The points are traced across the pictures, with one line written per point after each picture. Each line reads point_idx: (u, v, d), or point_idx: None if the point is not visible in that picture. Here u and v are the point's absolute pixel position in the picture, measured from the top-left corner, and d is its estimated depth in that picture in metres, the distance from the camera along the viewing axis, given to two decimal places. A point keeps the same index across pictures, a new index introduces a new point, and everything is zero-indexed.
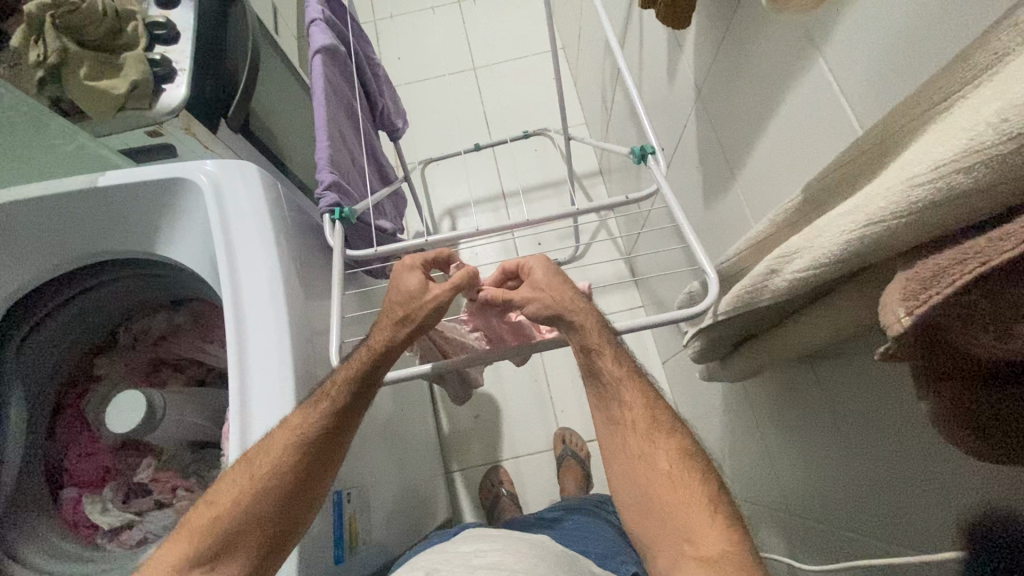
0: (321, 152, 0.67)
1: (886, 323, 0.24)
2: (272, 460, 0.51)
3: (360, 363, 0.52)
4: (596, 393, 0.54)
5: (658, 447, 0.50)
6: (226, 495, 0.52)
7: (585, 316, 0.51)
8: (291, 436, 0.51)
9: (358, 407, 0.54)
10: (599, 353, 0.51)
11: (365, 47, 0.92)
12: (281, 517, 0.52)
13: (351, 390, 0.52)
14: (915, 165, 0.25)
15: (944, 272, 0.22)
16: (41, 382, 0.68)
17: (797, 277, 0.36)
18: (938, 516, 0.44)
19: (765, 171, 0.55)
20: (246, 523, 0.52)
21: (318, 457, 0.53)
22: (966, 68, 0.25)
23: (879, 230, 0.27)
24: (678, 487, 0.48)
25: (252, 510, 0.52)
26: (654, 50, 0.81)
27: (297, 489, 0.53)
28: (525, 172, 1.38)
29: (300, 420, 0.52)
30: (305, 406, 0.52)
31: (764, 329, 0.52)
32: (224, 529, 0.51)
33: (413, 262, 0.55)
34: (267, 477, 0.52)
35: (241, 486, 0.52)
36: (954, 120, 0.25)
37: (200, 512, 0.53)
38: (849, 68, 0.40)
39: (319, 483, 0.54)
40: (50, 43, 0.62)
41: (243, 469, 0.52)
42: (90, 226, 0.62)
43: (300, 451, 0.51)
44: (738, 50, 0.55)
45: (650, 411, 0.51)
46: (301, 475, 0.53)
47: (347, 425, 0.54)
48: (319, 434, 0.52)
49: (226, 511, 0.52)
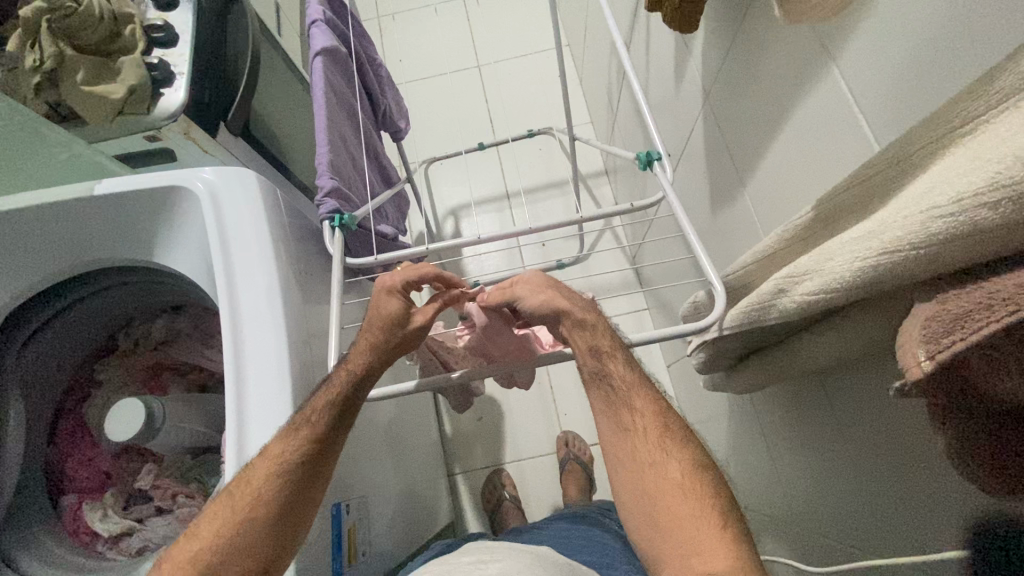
0: (321, 157, 0.66)
1: (907, 366, 0.24)
2: (254, 490, 0.50)
3: (341, 387, 0.51)
4: (601, 396, 0.50)
5: (671, 463, 0.47)
6: (208, 528, 0.50)
7: (597, 316, 0.51)
8: (273, 465, 0.50)
9: (342, 430, 0.52)
10: (610, 357, 0.50)
11: (367, 47, 0.90)
12: (267, 550, 0.49)
13: (331, 415, 0.51)
14: (934, 194, 0.24)
15: (968, 318, 0.21)
16: (39, 390, 0.67)
17: (806, 300, 0.34)
18: (941, 530, 0.43)
19: (776, 181, 0.53)
20: (228, 558, 0.49)
21: (303, 484, 0.51)
22: (990, 92, 0.24)
23: (895, 260, 0.26)
24: (691, 499, 0.45)
25: (238, 541, 0.49)
26: (661, 54, 0.80)
27: (282, 518, 0.51)
28: (530, 172, 1.37)
29: (280, 449, 0.50)
30: (284, 432, 0.50)
31: (772, 344, 0.50)
32: (204, 566, 0.48)
33: (394, 285, 0.54)
34: (250, 508, 0.50)
35: (225, 517, 0.50)
36: (982, 146, 0.23)
37: (179, 551, 0.50)
38: (867, 81, 0.38)
39: (306, 511, 0.52)
40: (46, 48, 0.62)
41: (226, 499, 0.51)
42: (87, 233, 0.62)
43: (284, 479, 0.50)
44: (749, 55, 0.53)
45: (661, 416, 0.49)
46: (286, 503, 0.51)
47: (330, 451, 0.52)
48: (302, 460, 0.50)
49: (207, 546, 0.49)
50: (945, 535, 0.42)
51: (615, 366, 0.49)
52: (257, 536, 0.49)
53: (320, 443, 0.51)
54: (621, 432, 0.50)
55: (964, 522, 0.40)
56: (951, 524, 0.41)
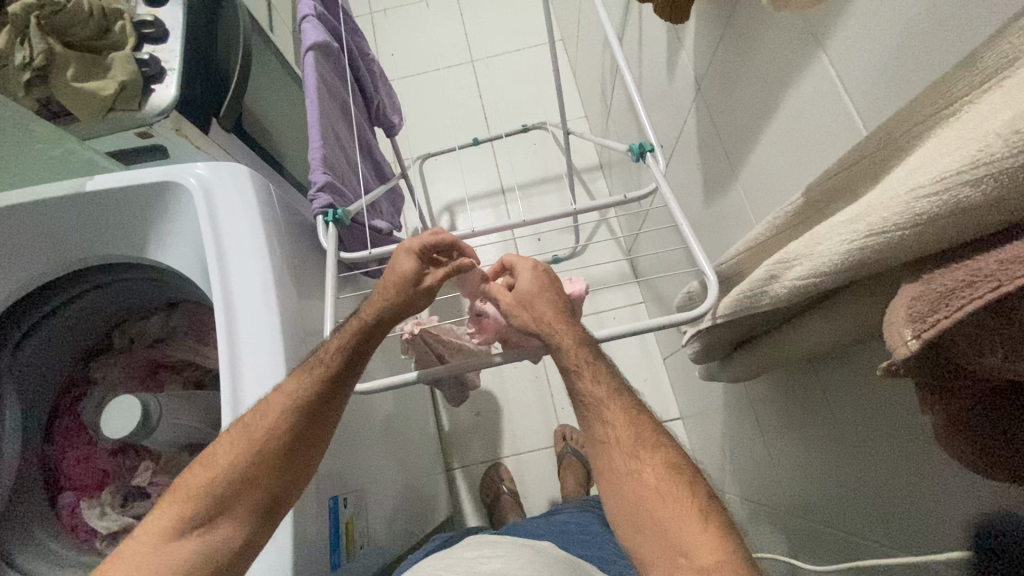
0: (314, 151, 0.66)
1: (892, 345, 0.24)
2: (267, 424, 0.51)
3: (352, 332, 0.52)
4: (578, 411, 0.51)
5: (645, 464, 0.47)
6: (223, 454, 0.53)
7: (568, 334, 0.50)
8: (286, 401, 0.52)
9: (352, 374, 0.54)
10: (579, 371, 0.49)
11: (360, 42, 0.90)
12: (276, 480, 0.53)
13: (341, 360, 0.52)
14: (918, 175, 0.24)
15: (953, 295, 0.22)
16: (34, 387, 0.67)
17: (796, 285, 0.34)
18: (943, 525, 0.42)
19: (768, 169, 0.53)
20: (243, 483, 0.53)
21: (314, 422, 0.53)
22: (974, 72, 0.24)
23: (881, 242, 0.26)
24: (670, 500, 0.45)
25: (251, 467, 0.53)
26: (654, 45, 0.80)
27: (292, 452, 0.53)
28: (524, 168, 1.37)
29: (294, 386, 0.52)
30: (296, 373, 0.52)
31: (766, 331, 0.50)
32: (222, 490, 0.53)
33: (412, 245, 0.53)
34: (263, 438, 0.52)
35: (240, 446, 0.52)
36: (965, 125, 0.23)
37: (199, 472, 0.54)
38: (855, 66, 0.38)
39: (314, 449, 0.54)
40: (35, 44, 0.61)
41: (239, 433, 0.52)
42: (81, 230, 0.62)
43: (295, 415, 0.52)
44: (739, 44, 0.54)
45: (633, 425, 0.48)
46: (295, 440, 0.53)
47: (341, 393, 0.54)
48: (313, 400, 0.52)
49: (222, 472, 0.53)
50: (950, 532, 0.42)
51: (586, 380, 0.49)
52: (270, 464, 0.53)
53: (328, 388, 0.52)
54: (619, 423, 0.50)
55: (967, 518, 0.40)
56: (954, 521, 0.41)
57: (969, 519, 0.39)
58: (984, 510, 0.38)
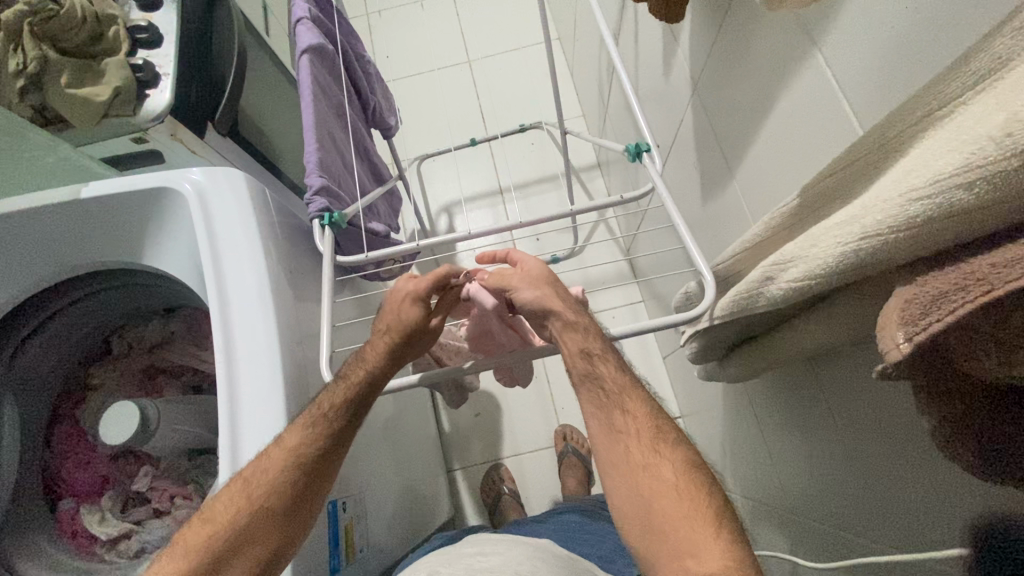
0: (309, 155, 0.65)
1: (885, 348, 0.24)
2: (269, 479, 0.51)
3: (353, 386, 0.52)
4: (593, 397, 0.50)
5: (663, 458, 0.47)
6: (221, 513, 0.51)
7: (587, 318, 0.51)
8: (289, 454, 0.51)
9: (351, 428, 0.54)
10: (602, 359, 0.49)
11: (355, 43, 0.90)
12: (274, 537, 0.51)
13: (344, 412, 0.53)
14: (912, 176, 0.24)
15: (943, 299, 0.22)
16: (34, 393, 0.67)
17: (791, 287, 0.34)
18: (936, 528, 0.43)
19: (766, 168, 0.53)
20: (240, 541, 0.51)
21: (315, 475, 0.53)
22: (967, 72, 0.24)
23: (875, 244, 0.26)
24: (685, 500, 0.45)
25: (249, 526, 0.51)
26: (648, 45, 0.79)
27: (293, 505, 0.53)
28: (522, 167, 1.37)
29: (295, 439, 0.51)
30: (298, 424, 0.52)
31: (762, 331, 0.50)
32: (220, 546, 0.50)
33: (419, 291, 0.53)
34: (264, 494, 0.51)
35: (239, 501, 0.51)
36: (958, 127, 0.23)
37: (195, 531, 0.51)
38: (849, 65, 0.38)
39: (314, 503, 0.54)
40: (29, 51, 0.62)
41: (240, 487, 0.51)
42: (77, 235, 0.62)
43: (300, 468, 0.52)
44: (735, 42, 0.53)
45: (655, 421, 0.49)
46: (295, 494, 0.53)
47: (338, 447, 0.54)
48: (315, 453, 0.52)
49: (222, 527, 0.51)
50: (946, 533, 0.42)
51: (608, 368, 0.49)
52: (268, 523, 0.51)
53: (333, 438, 0.53)
54: (616, 430, 0.49)
55: (966, 521, 0.39)
56: (947, 521, 0.41)
57: (965, 518, 0.39)
58: (978, 507, 0.38)
